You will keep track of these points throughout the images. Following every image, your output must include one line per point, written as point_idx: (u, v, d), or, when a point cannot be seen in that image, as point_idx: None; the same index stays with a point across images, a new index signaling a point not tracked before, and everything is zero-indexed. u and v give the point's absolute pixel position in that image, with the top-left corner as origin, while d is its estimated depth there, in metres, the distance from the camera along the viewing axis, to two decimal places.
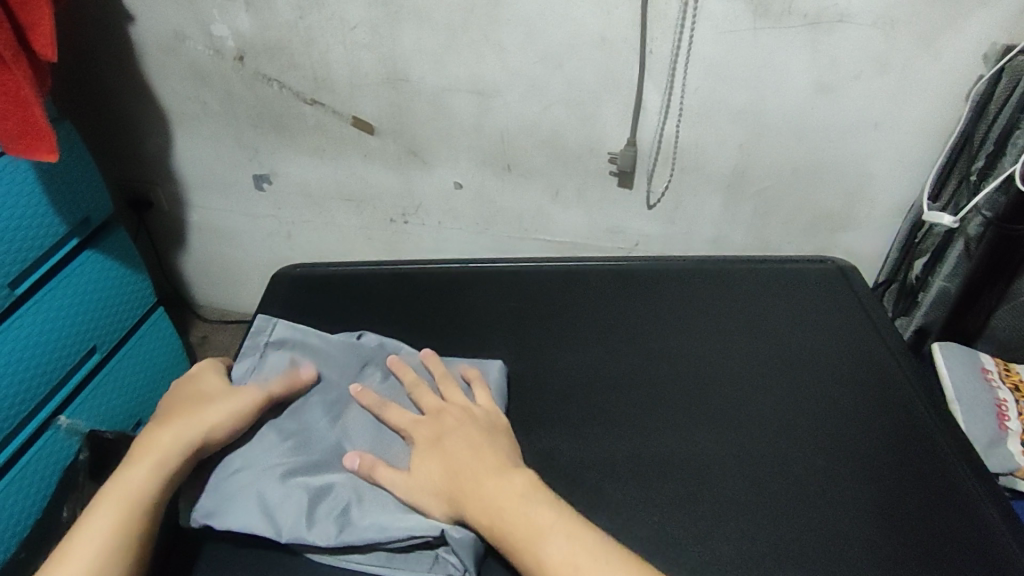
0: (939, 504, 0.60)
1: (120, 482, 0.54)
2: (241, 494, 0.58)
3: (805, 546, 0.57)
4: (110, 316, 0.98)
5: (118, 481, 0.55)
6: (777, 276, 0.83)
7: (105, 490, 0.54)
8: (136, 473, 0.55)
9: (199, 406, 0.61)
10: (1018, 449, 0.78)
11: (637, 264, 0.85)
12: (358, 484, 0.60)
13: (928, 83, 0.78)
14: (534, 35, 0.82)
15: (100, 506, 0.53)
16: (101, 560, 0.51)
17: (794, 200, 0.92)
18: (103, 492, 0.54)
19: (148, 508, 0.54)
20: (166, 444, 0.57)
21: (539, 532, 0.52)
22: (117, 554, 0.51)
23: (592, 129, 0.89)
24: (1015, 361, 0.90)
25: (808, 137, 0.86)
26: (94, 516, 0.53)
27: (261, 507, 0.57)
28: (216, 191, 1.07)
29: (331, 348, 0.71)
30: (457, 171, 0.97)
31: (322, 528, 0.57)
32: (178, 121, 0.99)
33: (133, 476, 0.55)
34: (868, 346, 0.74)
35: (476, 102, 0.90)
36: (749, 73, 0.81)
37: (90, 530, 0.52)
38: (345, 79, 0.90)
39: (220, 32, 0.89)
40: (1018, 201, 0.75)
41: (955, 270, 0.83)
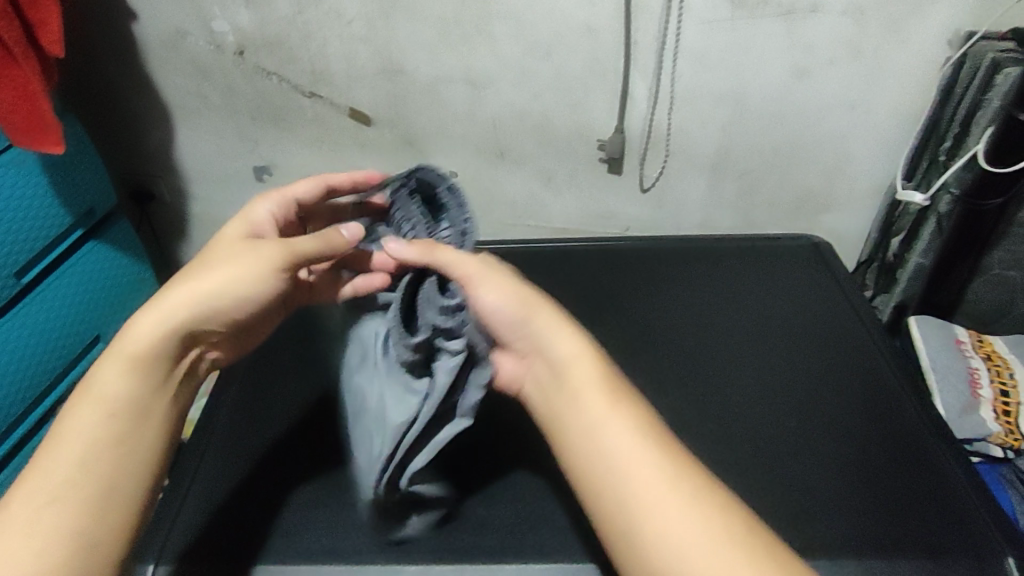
0: (907, 462, 0.63)
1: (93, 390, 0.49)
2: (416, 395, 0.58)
3: (778, 502, 0.60)
4: (113, 306, 1.03)
5: (92, 386, 0.49)
6: (757, 253, 0.86)
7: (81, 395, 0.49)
8: (111, 371, 0.50)
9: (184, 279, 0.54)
10: (993, 415, 0.79)
11: (622, 244, 0.88)
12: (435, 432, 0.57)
13: (899, 69, 0.82)
14: (523, 27, 0.85)
15: (73, 414, 0.48)
16: (68, 480, 0.46)
17: (776, 182, 0.95)
18: (76, 398, 0.49)
19: (130, 410, 0.49)
20: (147, 334, 0.51)
21: (628, 403, 0.48)
22: (98, 468, 0.47)
23: (581, 117, 0.92)
24: (991, 334, 0.93)
25: (787, 121, 0.89)
26: (71, 426, 0.48)
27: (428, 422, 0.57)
28: (218, 182, 1.10)
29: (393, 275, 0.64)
30: (451, 160, 1.00)
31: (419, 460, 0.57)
32: (180, 114, 1.03)
33: (105, 383, 0.49)
34: (843, 318, 0.78)
35: (468, 92, 0.93)
36: (730, 60, 0.84)
37: (61, 446, 0.47)
38: (343, 72, 0.94)
39: (221, 28, 0.92)
40: (983, 177, 0.76)
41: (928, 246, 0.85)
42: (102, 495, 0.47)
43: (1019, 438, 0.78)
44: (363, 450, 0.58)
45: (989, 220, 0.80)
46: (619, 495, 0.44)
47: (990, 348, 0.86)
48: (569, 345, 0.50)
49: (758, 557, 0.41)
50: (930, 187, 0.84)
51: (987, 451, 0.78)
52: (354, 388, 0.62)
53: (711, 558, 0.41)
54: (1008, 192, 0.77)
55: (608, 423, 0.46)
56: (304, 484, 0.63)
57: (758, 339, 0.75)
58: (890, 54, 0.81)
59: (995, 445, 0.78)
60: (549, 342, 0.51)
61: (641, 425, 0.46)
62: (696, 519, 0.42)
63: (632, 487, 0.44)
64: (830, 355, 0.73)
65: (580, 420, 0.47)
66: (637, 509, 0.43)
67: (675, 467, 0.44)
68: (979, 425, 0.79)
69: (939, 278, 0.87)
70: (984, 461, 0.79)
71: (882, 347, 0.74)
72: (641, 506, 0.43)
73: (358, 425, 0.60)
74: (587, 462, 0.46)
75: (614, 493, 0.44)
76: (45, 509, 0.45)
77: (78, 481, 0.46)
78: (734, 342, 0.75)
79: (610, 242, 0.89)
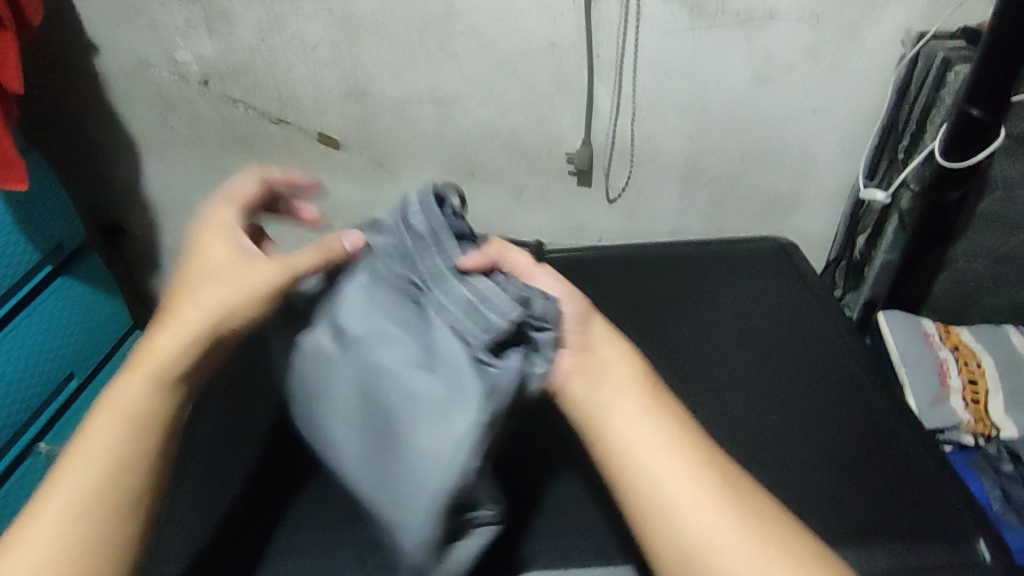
0: (881, 452, 0.64)
1: (111, 399, 0.44)
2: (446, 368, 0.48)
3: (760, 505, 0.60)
4: (86, 341, 1.01)
5: (109, 397, 0.44)
6: (728, 255, 0.88)
7: (98, 407, 0.44)
8: (130, 381, 0.44)
9: (200, 281, 0.48)
10: (961, 405, 0.81)
11: (594, 253, 0.89)
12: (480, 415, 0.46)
13: (856, 71, 0.84)
14: (487, 45, 0.86)
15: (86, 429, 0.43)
16: (87, 498, 0.41)
17: (744, 186, 0.96)
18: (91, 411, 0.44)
19: (152, 423, 0.43)
20: (169, 343, 0.45)
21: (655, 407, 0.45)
22: (115, 490, 0.42)
23: (548, 131, 0.93)
24: (959, 325, 0.95)
25: (751, 126, 0.90)
26: (84, 444, 0.42)
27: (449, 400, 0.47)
28: (187, 212, 1.09)
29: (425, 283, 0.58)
30: (422, 180, 1.01)
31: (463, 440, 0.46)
32: (147, 146, 1.02)
33: (124, 392, 0.44)
34: (814, 315, 0.79)
35: (435, 111, 0.93)
36: (691, 69, 0.85)
37: (78, 462, 0.42)
38: (309, 96, 0.94)
39: (185, 58, 0.92)
40: (941, 173, 0.79)
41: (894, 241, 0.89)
42: (118, 520, 0.42)
43: (989, 425, 0.80)
44: (409, 467, 0.45)
45: (952, 212, 0.83)
46: (647, 482, 0.42)
47: (958, 337, 0.88)
48: (619, 348, 0.48)
49: (796, 547, 0.40)
50: (892, 184, 0.88)
51: (959, 439, 0.80)
52: (359, 402, 0.49)
53: (735, 551, 0.39)
54: (966, 184, 0.80)
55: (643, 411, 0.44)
56: None
57: (733, 339, 0.76)
58: (847, 57, 0.83)
59: (965, 433, 0.79)
60: (598, 340, 0.48)
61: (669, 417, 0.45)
62: (717, 511, 0.40)
63: (661, 475, 0.42)
64: (804, 351, 0.74)
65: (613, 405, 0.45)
66: (663, 498, 0.41)
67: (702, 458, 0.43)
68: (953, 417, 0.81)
69: (906, 273, 0.90)
70: (955, 449, 0.81)
71: (853, 344, 0.75)
72: (668, 495, 0.41)
73: (387, 443, 0.47)
74: (618, 447, 0.43)
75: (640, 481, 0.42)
76: (55, 535, 0.40)
77: (92, 505, 0.41)
78: (711, 342, 0.76)
79: (580, 250, 0.90)
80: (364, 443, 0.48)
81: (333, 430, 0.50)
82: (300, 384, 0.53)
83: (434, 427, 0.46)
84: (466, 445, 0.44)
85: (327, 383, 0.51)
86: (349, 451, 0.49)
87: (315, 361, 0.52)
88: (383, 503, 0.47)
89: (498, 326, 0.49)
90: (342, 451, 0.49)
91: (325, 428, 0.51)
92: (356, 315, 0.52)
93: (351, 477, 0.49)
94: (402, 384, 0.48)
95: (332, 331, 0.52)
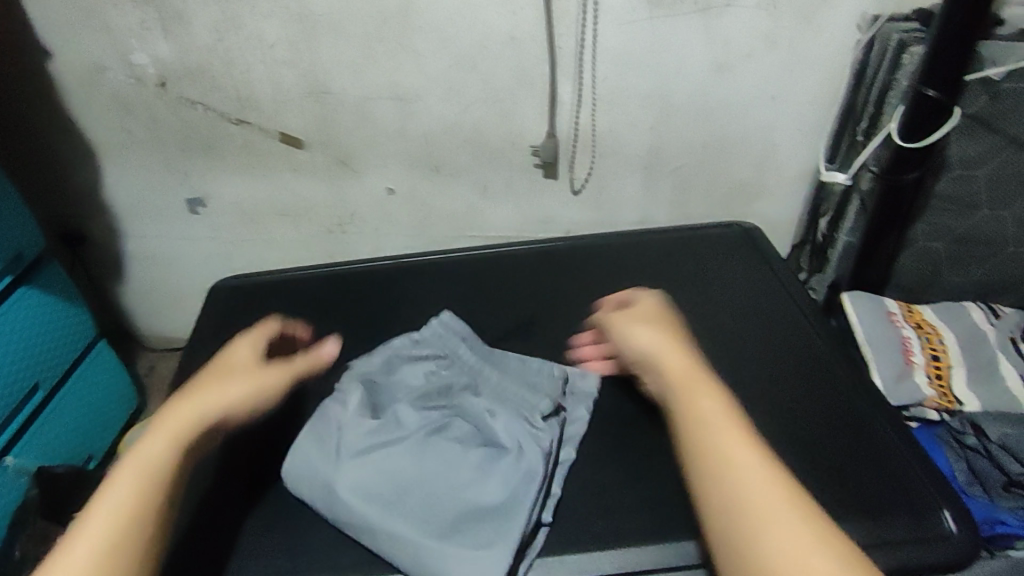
0: (845, 430, 0.64)
1: (136, 454, 0.48)
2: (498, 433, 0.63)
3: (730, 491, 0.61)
4: (51, 350, 0.98)
5: (133, 453, 0.48)
6: (691, 241, 0.88)
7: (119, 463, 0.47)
8: (154, 436, 0.49)
9: (232, 375, 0.57)
10: (926, 381, 0.82)
11: (559, 246, 0.89)
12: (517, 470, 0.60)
13: (814, 56, 0.85)
14: (446, 39, 0.85)
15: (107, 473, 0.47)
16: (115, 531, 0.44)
17: (709, 175, 0.97)
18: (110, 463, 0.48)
19: (157, 476, 0.47)
20: (191, 405, 0.52)
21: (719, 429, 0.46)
22: (135, 519, 0.44)
23: (512, 125, 0.93)
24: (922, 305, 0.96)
25: (714, 114, 0.90)
26: (103, 488, 0.46)
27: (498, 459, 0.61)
28: (150, 218, 1.07)
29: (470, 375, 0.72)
30: (387, 178, 1.00)
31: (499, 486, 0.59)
32: (105, 152, 1.00)
33: (149, 447, 0.48)
34: (778, 297, 0.79)
35: (396, 108, 0.92)
36: (652, 58, 0.85)
37: (104, 503, 0.45)
38: (269, 97, 0.92)
39: (140, 60, 0.90)
40: (898, 153, 0.78)
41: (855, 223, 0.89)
42: (142, 539, 0.44)
43: (953, 401, 0.81)
44: (479, 518, 0.57)
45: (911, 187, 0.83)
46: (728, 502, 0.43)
47: (919, 316, 0.89)
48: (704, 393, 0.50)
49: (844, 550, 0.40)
50: (851, 167, 0.87)
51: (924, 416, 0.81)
52: (423, 470, 0.60)
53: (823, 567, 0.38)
54: (923, 165, 0.79)
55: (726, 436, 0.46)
56: (252, 515, 0.62)
57: (697, 324, 0.76)
58: (805, 43, 0.84)
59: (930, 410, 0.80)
60: (662, 365, 0.52)
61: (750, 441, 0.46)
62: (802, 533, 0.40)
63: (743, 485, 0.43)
64: (768, 333, 0.75)
65: (696, 427, 0.47)
66: (750, 509, 0.42)
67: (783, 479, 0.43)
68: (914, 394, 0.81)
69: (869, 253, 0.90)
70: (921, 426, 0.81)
71: (818, 325, 0.76)
72: (750, 515, 0.42)
73: (449, 505, 0.58)
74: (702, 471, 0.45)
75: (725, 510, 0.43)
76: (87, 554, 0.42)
77: (119, 527, 0.44)
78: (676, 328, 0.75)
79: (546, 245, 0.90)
80: (421, 507, 0.58)
81: (387, 502, 0.58)
82: (338, 474, 0.60)
83: (502, 483, 0.59)
84: (532, 488, 0.59)
85: (388, 458, 0.61)
86: (403, 517, 0.57)
87: (370, 444, 0.62)
88: (451, 554, 0.55)
89: (542, 399, 0.67)
90: (398, 519, 0.57)
91: (370, 505, 0.58)
92: (415, 416, 0.64)
93: (401, 542, 0.56)
94: (465, 459, 0.61)
95: (390, 424, 0.64)
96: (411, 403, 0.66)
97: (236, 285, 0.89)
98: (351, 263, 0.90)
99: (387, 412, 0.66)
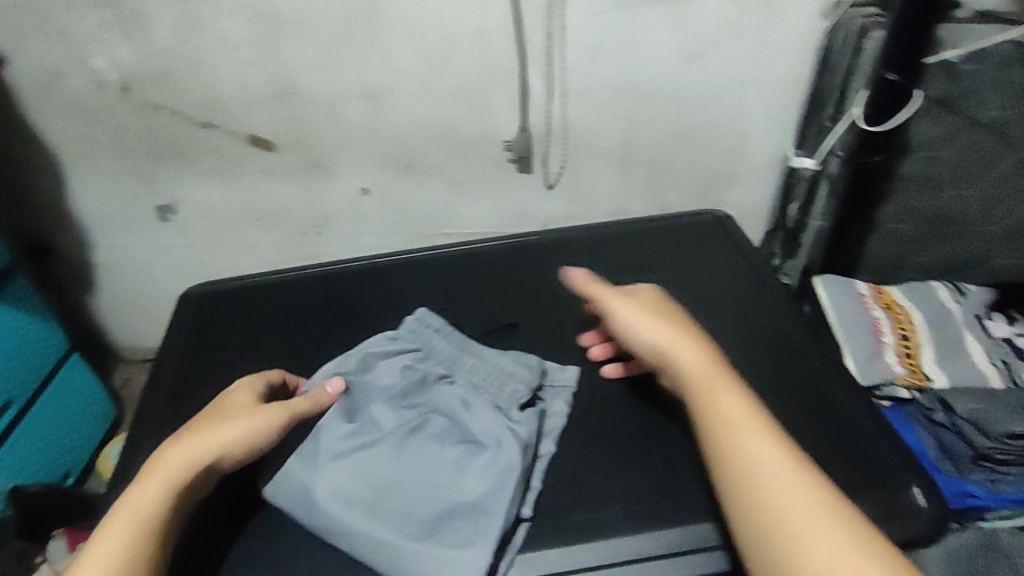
0: (819, 414, 0.67)
1: (129, 501, 0.51)
2: (474, 432, 0.63)
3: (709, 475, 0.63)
4: (20, 366, 0.96)
5: (127, 501, 0.52)
6: (663, 232, 0.89)
7: (114, 511, 0.51)
8: (146, 486, 0.52)
9: (226, 418, 0.58)
10: (896, 360, 0.85)
11: (535, 239, 0.90)
12: (495, 471, 0.60)
13: (780, 43, 0.86)
14: (414, 35, 0.85)
15: (104, 526, 0.50)
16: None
17: (681, 163, 0.97)
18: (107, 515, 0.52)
19: (149, 528, 0.50)
20: (179, 455, 0.54)
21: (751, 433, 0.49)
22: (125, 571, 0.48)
23: (484, 120, 0.92)
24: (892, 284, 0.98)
25: (684, 103, 0.91)
26: (101, 539, 0.50)
27: (472, 461, 0.61)
28: (120, 226, 1.05)
29: (445, 356, 0.69)
30: (361, 177, 0.99)
31: (474, 485, 0.59)
32: (70, 160, 0.98)
33: (140, 496, 0.52)
34: (751, 284, 0.81)
35: (367, 106, 0.91)
36: (621, 49, 0.86)
37: (101, 550, 0.49)
38: (237, 99, 0.91)
39: (101, 65, 0.88)
40: (863, 136, 0.81)
41: (824, 208, 0.91)
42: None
43: (922, 378, 0.83)
44: (455, 518, 0.58)
45: (876, 168, 0.84)
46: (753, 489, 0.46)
47: (891, 298, 0.91)
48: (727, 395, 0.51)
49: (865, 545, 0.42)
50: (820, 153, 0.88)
51: (895, 394, 0.83)
52: (400, 471, 0.60)
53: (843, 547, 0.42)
54: (886, 148, 0.82)
55: (751, 429, 0.49)
56: (239, 524, 0.62)
57: None
58: (771, 29, 0.84)
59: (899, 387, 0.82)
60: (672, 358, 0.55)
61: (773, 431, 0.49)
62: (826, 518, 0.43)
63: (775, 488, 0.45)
64: (742, 319, 0.76)
65: (723, 423, 0.50)
66: (786, 512, 0.44)
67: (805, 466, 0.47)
68: (886, 372, 0.83)
69: (839, 236, 0.91)
70: (894, 404, 0.84)
71: (791, 309, 0.77)
72: (779, 505, 0.45)
73: (426, 505, 0.59)
74: (730, 470, 0.48)
75: (753, 496, 0.46)
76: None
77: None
78: None
79: (523, 239, 0.90)
80: (399, 510, 0.59)
81: (365, 507, 0.59)
82: (318, 479, 0.60)
83: (476, 482, 0.59)
84: (507, 486, 0.59)
85: (366, 461, 0.61)
86: (382, 520, 0.58)
87: (348, 448, 0.62)
88: (429, 557, 0.56)
89: (517, 386, 0.66)
90: (376, 524, 0.58)
91: (350, 511, 0.58)
92: (391, 416, 0.64)
93: (380, 547, 0.57)
94: (441, 458, 0.61)
95: (366, 426, 0.64)
96: (387, 402, 0.66)
97: (210, 291, 0.88)
98: (326, 264, 0.89)
99: (363, 412, 0.65)
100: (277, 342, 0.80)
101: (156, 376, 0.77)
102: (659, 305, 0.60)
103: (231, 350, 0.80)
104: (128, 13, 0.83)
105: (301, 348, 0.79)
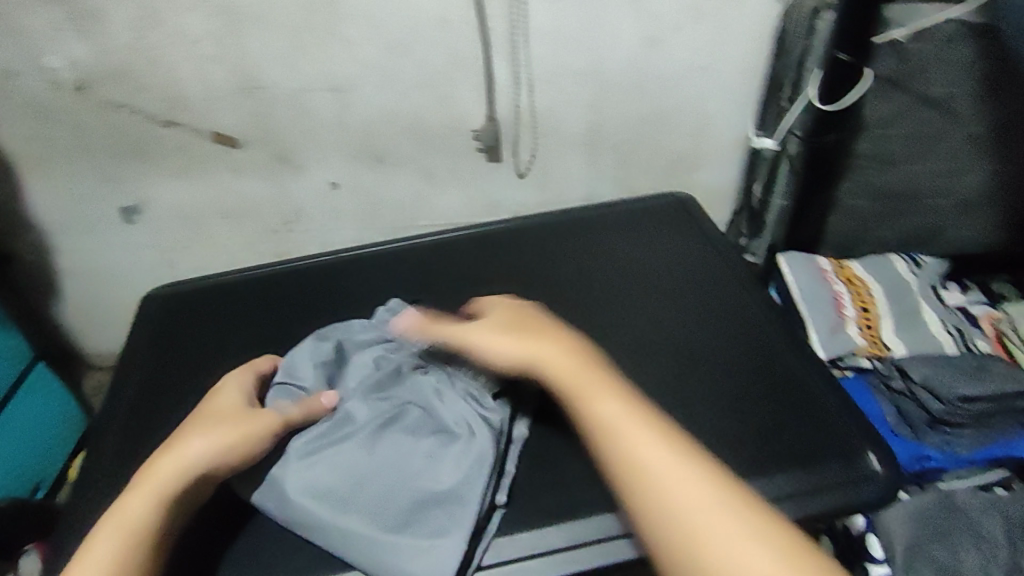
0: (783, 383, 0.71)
1: (117, 510, 0.52)
2: (445, 422, 0.64)
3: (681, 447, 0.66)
4: None
5: (116, 509, 0.52)
6: (630, 216, 0.92)
7: (102, 520, 0.52)
8: (135, 496, 0.53)
9: (218, 421, 0.60)
10: (856, 332, 0.90)
11: (506, 227, 0.91)
12: (466, 460, 0.61)
13: (738, 26, 0.87)
14: (377, 25, 0.84)
15: (93, 533, 0.51)
16: None
17: (648, 148, 0.99)
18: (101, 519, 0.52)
19: (142, 539, 0.51)
20: (173, 461, 0.55)
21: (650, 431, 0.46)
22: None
23: (451, 110, 0.93)
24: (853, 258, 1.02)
25: (648, 88, 0.92)
26: (91, 543, 0.50)
27: (444, 452, 0.62)
28: (84, 229, 1.03)
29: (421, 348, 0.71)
30: (329, 171, 0.98)
31: (448, 473, 0.61)
32: (28, 163, 0.95)
33: (129, 505, 0.52)
34: (716, 264, 0.85)
35: (333, 99, 0.91)
36: (583, 35, 0.86)
37: (88, 562, 0.49)
38: (199, 95, 0.90)
39: (56, 64, 0.86)
40: (819, 116, 0.86)
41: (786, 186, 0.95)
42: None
43: (881, 348, 0.89)
44: (432, 510, 0.60)
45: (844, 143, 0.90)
46: (631, 492, 0.44)
47: (850, 270, 0.96)
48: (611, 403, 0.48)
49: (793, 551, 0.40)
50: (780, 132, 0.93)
51: (857, 363, 0.89)
52: (372, 466, 0.61)
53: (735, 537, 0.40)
54: (840, 127, 0.88)
55: (629, 425, 0.47)
56: (225, 522, 0.63)
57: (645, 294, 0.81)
58: (729, 13, 0.86)
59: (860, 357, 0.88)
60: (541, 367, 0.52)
61: (652, 426, 0.46)
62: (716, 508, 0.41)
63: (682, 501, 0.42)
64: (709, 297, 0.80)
65: (595, 430, 0.47)
66: (708, 516, 0.41)
67: (682, 456, 0.44)
68: (847, 343, 0.89)
69: (801, 212, 0.96)
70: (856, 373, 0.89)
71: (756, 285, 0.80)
72: (695, 521, 0.41)
73: (402, 499, 0.60)
74: (625, 481, 0.44)
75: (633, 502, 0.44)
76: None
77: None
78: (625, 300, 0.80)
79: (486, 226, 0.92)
80: (375, 501, 0.60)
81: (340, 502, 0.60)
82: (300, 477, 0.61)
83: (448, 470, 0.61)
84: (479, 475, 0.61)
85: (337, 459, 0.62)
86: (357, 516, 0.59)
87: (317, 446, 0.63)
88: (408, 548, 0.58)
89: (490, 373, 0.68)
90: (360, 519, 0.59)
91: (321, 506, 0.60)
92: (364, 409, 0.65)
93: (356, 540, 0.59)
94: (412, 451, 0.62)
95: (340, 419, 0.65)
96: (361, 394, 0.66)
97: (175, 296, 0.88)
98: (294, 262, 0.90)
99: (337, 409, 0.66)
100: (255, 339, 0.80)
101: (129, 394, 0.77)
102: (496, 323, 0.58)
103: (198, 354, 0.80)
104: (81, 11, 0.82)
105: (271, 347, 0.80)
